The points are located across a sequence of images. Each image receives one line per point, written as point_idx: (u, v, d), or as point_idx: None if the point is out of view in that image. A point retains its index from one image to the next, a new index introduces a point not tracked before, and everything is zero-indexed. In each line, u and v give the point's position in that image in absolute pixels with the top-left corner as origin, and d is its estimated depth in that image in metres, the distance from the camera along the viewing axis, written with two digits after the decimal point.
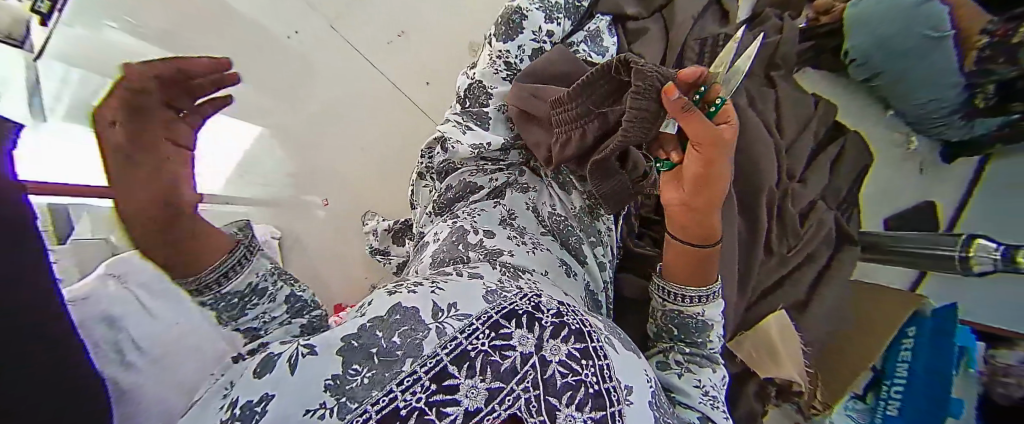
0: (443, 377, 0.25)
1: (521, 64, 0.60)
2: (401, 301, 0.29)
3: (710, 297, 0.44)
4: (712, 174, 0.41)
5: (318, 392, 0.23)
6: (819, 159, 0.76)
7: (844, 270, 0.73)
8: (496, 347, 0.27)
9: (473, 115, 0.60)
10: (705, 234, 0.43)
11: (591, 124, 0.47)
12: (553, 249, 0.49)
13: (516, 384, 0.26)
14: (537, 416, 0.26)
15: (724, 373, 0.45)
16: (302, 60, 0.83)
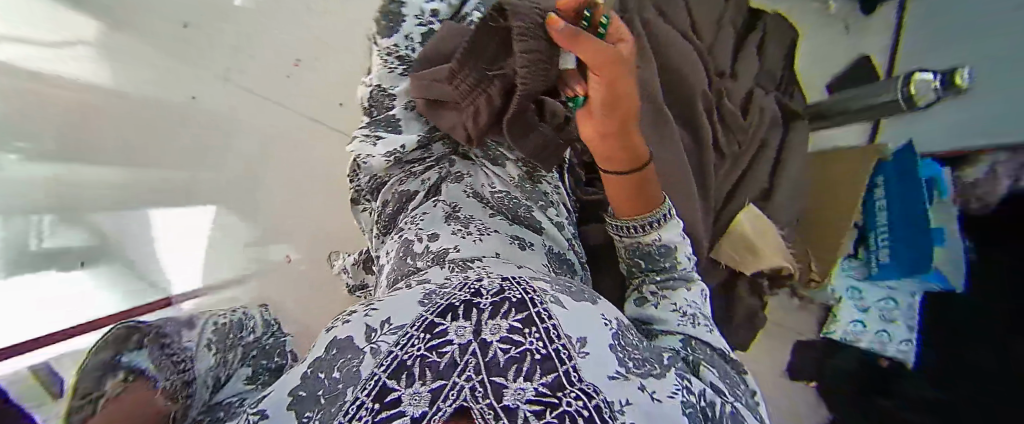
0: (383, 393, 0.23)
1: (412, 54, 0.62)
2: (337, 335, 0.30)
3: (663, 220, 0.45)
4: (621, 96, 0.39)
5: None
6: (746, 49, 0.77)
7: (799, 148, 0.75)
8: (432, 347, 0.25)
9: (384, 120, 0.63)
10: (632, 155, 0.43)
11: (492, 87, 0.48)
12: (502, 229, 0.50)
13: (457, 376, 0.23)
14: (483, 400, 0.22)
15: (703, 288, 0.45)
16: (229, 120, 0.97)
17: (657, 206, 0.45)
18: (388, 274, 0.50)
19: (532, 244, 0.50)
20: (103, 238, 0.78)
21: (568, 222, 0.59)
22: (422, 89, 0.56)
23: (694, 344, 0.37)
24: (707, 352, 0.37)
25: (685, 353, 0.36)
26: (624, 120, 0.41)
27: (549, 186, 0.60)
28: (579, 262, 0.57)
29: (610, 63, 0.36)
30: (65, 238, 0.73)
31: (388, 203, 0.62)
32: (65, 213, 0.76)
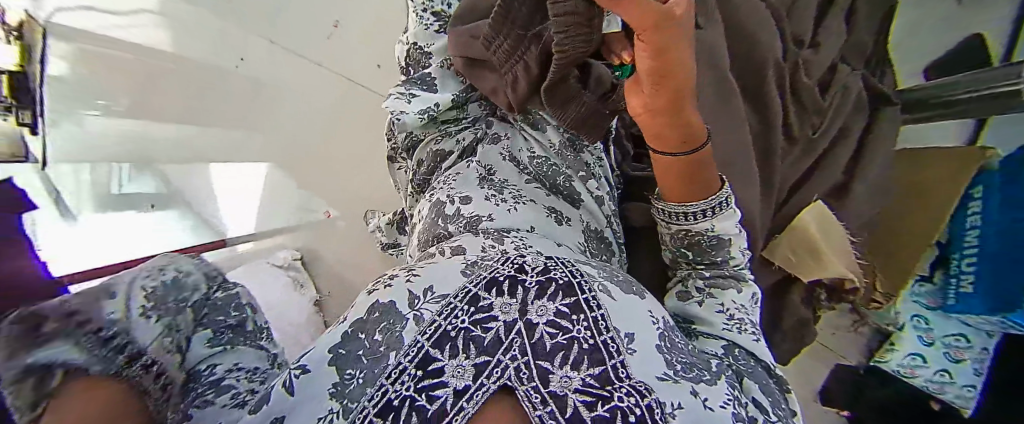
0: (428, 361, 0.24)
1: (447, 9, 0.60)
2: (379, 297, 0.29)
3: (719, 209, 0.41)
4: (670, 65, 0.33)
5: (324, 402, 0.24)
6: (835, 13, 0.66)
7: (887, 139, 0.66)
8: (477, 321, 0.25)
9: (419, 79, 0.60)
10: (685, 133, 0.38)
11: (529, 53, 0.45)
12: (538, 199, 0.48)
13: (503, 354, 0.24)
14: (528, 383, 0.23)
15: (755, 290, 0.42)
16: (253, 80, 0.98)
17: (713, 191, 0.40)
18: (420, 240, 0.48)
19: (569, 218, 0.48)
20: (171, 187, 0.86)
21: (609, 197, 0.55)
22: (461, 46, 0.52)
23: (736, 351, 0.35)
24: (751, 364, 0.35)
25: (727, 360, 0.34)
26: (672, 94, 0.35)
27: (591, 157, 0.54)
28: (616, 239, 0.53)
29: (655, 27, 0.30)
30: (139, 184, 0.84)
31: (422, 164, 0.60)
32: (140, 162, 0.85)
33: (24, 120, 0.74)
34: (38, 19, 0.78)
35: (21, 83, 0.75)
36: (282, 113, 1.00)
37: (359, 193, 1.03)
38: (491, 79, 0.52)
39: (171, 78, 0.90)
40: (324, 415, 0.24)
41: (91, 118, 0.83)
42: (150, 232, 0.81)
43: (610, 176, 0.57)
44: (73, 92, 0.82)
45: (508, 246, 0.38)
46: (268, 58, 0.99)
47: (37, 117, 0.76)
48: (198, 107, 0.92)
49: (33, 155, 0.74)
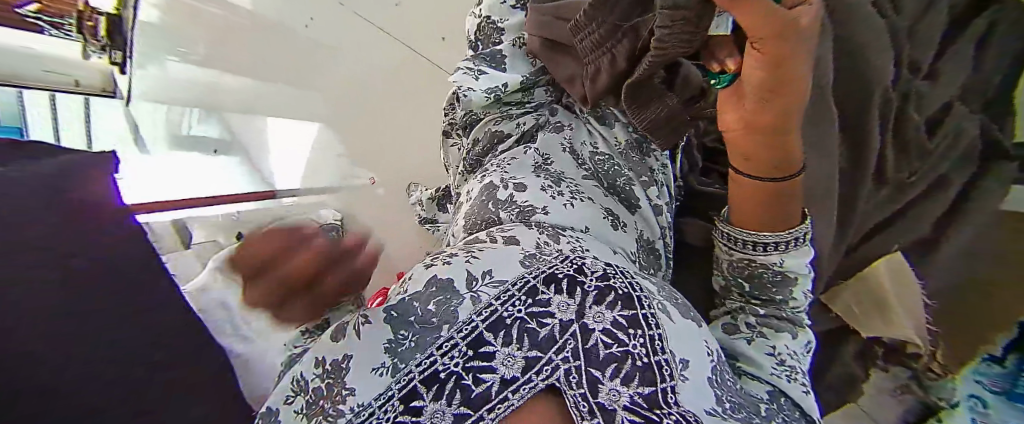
0: (480, 343, 0.24)
1: None
2: (437, 273, 0.29)
3: (789, 245, 0.39)
4: (782, 79, 0.32)
5: (378, 355, 0.25)
6: (957, 47, 0.60)
7: (991, 198, 0.60)
8: (533, 314, 0.26)
9: (487, 55, 0.61)
10: (779, 158, 0.37)
11: (620, 47, 0.42)
12: (596, 198, 0.46)
13: (554, 354, 0.24)
14: (576, 388, 0.23)
15: (810, 339, 0.40)
16: (317, 42, 1.06)
17: (792, 225, 0.39)
18: (465, 223, 0.47)
19: (624, 223, 0.46)
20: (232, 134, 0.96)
21: (667, 208, 0.54)
22: (543, 26, 0.52)
23: (781, 400, 0.34)
24: (793, 415, 0.34)
25: (772, 407, 0.33)
26: (776, 111, 0.35)
27: (656, 163, 0.54)
28: (666, 252, 0.52)
29: (779, 37, 0.29)
30: (205, 129, 0.96)
31: (478, 143, 0.60)
32: (207, 106, 1.00)
33: (112, 60, 0.98)
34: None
35: (116, 26, 0.96)
36: (340, 73, 1.06)
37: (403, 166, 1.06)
38: (570, 67, 0.51)
39: (240, 36, 1.05)
40: (378, 367, 0.24)
41: (171, 63, 1.03)
42: (211, 171, 0.87)
43: (673, 185, 0.56)
44: (164, 41, 1.03)
45: (564, 246, 0.37)
46: (335, 21, 1.07)
47: (126, 59, 1.00)
48: (257, 64, 1.04)
49: (120, 94, 0.96)
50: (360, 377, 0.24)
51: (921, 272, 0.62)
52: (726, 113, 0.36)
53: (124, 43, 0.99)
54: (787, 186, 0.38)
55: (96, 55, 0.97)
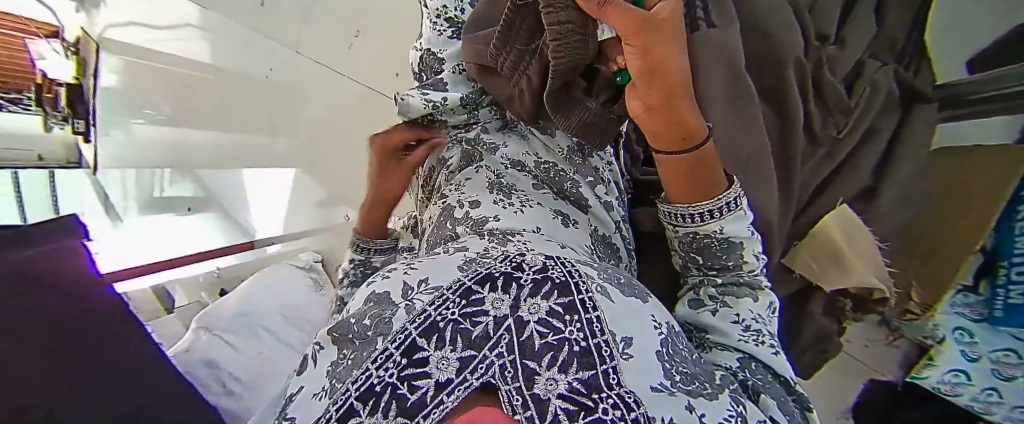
0: (413, 350, 0.24)
1: (462, 15, 0.60)
2: (377, 288, 0.31)
3: (726, 210, 0.40)
4: (664, 62, 0.33)
5: (322, 381, 0.27)
6: (859, 9, 0.64)
7: (915, 138, 0.63)
8: (466, 315, 0.26)
9: (430, 84, 0.60)
10: (681, 129, 0.38)
11: (532, 66, 0.44)
12: (544, 203, 0.47)
13: (489, 350, 0.24)
14: (512, 382, 0.23)
15: (771, 300, 0.41)
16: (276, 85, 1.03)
17: (719, 192, 0.40)
18: (428, 240, 0.49)
19: (577, 221, 0.47)
20: (207, 190, 0.98)
21: (618, 203, 0.56)
22: (476, 54, 0.51)
23: (752, 365, 0.35)
24: (766, 377, 0.34)
25: (742, 373, 0.34)
26: (671, 91, 0.35)
27: (599, 162, 0.56)
28: (626, 247, 0.53)
29: (638, 27, 0.30)
30: (178, 188, 0.95)
31: (435, 166, 0.62)
32: (180, 165, 0.95)
33: (79, 128, 0.83)
34: (92, 34, 0.84)
35: (78, 96, 0.82)
36: (305, 117, 1.07)
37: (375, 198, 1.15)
38: (506, 87, 0.52)
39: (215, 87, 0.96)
40: (319, 389, 0.27)
41: (138, 125, 0.90)
42: (192, 231, 0.95)
43: (620, 181, 0.59)
44: (119, 101, 0.88)
45: (510, 248, 0.37)
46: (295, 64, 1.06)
47: (92, 125, 0.85)
48: (233, 110, 0.99)
49: (85, 160, 0.84)
50: (308, 406, 0.26)
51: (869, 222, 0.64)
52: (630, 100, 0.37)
53: (87, 112, 0.84)
54: (700, 155, 0.39)
55: (55, 126, 0.80)
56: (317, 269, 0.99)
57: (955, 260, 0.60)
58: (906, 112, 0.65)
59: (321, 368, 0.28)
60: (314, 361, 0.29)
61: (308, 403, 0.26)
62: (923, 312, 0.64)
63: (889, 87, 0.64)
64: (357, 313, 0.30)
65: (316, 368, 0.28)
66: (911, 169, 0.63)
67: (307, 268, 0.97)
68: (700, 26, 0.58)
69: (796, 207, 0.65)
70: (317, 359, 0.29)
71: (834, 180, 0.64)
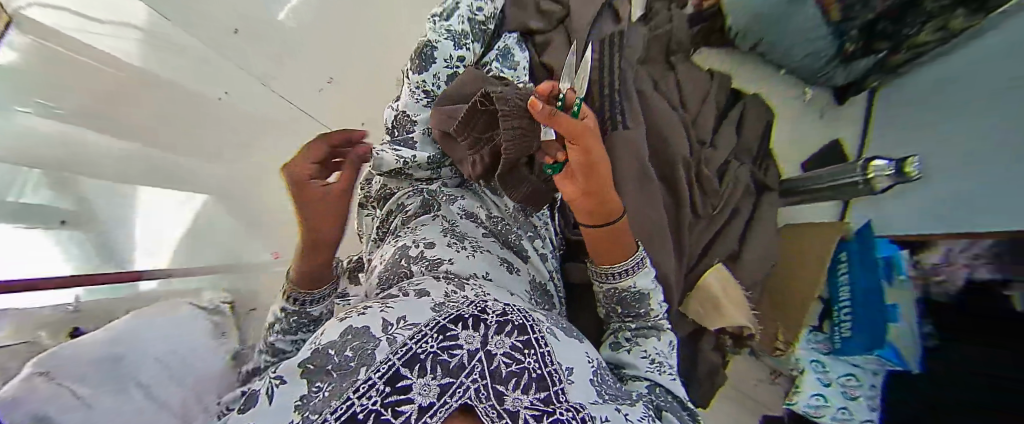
0: (398, 380, 0.30)
1: (437, 89, 0.76)
2: (351, 323, 0.38)
3: (635, 268, 0.52)
4: (595, 160, 0.45)
5: (288, 415, 0.31)
6: (724, 126, 0.90)
7: (767, 217, 0.85)
8: (444, 348, 0.34)
9: (400, 140, 0.73)
10: (608, 209, 0.50)
11: (484, 151, 0.56)
12: (492, 249, 0.58)
13: (465, 378, 0.31)
14: (487, 400, 0.30)
15: (671, 339, 0.53)
16: (239, 113, 1.14)
17: (629, 255, 0.52)
18: (379, 278, 0.55)
19: (518, 268, 0.59)
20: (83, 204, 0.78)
21: (551, 256, 0.68)
22: (441, 121, 0.64)
23: (657, 389, 0.46)
24: (665, 399, 0.46)
25: (650, 397, 0.45)
26: (599, 181, 0.48)
27: (540, 221, 0.68)
28: (556, 292, 0.65)
29: (580, 134, 0.42)
30: (41, 196, 0.71)
31: (392, 212, 0.70)
32: (50, 168, 0.75)
33: None
34: (6, 6, 0.76)
35: None
36: (262, 150, 1.17)
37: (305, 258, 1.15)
38: (461, 151, 0.63)
39: (145, 92, 0.96)
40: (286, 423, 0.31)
41: (20, 113, 0.73)
42: (32, 251, 0.66)
43: (554, 238, 0.71)
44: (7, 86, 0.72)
45: (469, 292, 0.46)
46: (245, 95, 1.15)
47: None
48: (186, 128, 1.02)
49: None
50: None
51: (742, 277, 0.81)
52: (568, 187, 0.49)
53: None
54: (617, 228, 0.51)
55: None
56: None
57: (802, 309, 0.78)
58: (760, 197, 0.87)
59: (287, 399, 0.33)
60: (270, 397, 0.33)
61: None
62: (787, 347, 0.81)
63: (747, 178, 0.86)
64: (329, 345, 0.36)
65: (278, 401, 0.32)
66: (767, 237, 0.83)
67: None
68: (617, 126, 0.76)
69: (690, 263, 0.80)
70: (274, 394, 0.33)
71: (717, 240, 0.82)
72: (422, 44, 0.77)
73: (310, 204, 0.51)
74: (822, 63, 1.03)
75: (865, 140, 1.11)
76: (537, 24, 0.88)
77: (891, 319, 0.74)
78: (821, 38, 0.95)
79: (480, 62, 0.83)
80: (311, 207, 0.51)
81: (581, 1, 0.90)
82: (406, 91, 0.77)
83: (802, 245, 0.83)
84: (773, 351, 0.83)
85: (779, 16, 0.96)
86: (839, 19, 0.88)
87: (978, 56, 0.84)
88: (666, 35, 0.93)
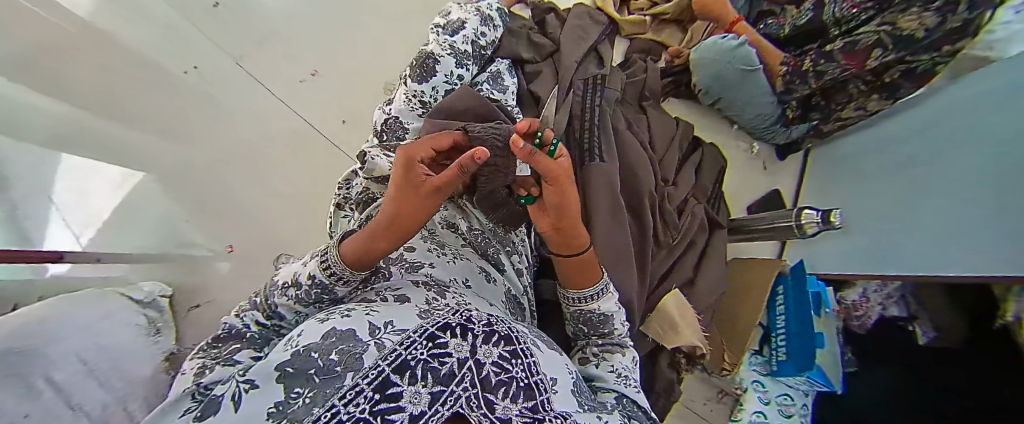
0: (387, 386, 0.32)
1: (434, 101, 0.86)
2: (335, 326, 0.41)
3: (597, 295, 0.58)
4: (566, 198, 0.50)
5: (261, 420, 0.31)
6: (686, 168, 1.02)
7: (718, 250, 0.96)
8: (434, 356, 0.35)
9: (393, 147, 0.78)
10: (575, 241, 0.55)
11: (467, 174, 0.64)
12: (472, 258, 0.63)
13: (455, 385, 0.34)
14: (478, 409, 0.33)
15: (633, 355, 0.59)
16: (206, 93, 1.21)
17: (594, 282, 0.58)
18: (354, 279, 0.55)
19: (495, 279, 0.64)
20: None
21: (526, 269, 0.74)
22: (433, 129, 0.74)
23: (626, 401, 0.50)
24: (634, 409, 0.50)
25: (619, 406, 0.49)
26: (569, 216, 0.53)
27: (517, 238, 0.74)
28: (528, 304, 0.71)
29: (553, 174, 0.48)
30: None
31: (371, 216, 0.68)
32: None
33: None
34: None
35: None
36: (234, 146, 1.20)
37: (256, 261, 1.14)
38: None
39: (178, 103, 1.19)
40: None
41: None
42: None
43: (529, 254, 0.77)
44: None
45: (450, 300, 0.50)
46: (218, 72, 1.24)
47: None
48: (189, 122, 1.18)
49: None
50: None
51: (694, 301, 0.90)
52: (540, 219, 0.55)
53: None
54: (581, 258, 0.56)
55: None
56: (156, 305, 0.97)
57: (744, 332, 0.88)
58: (711, 234, 0.98)
59: (256, 404, 0.33)
60: (237, 405, 0.33)
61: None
62: (733, 368, 0.89)
63: (702, 214, 0.96)
64: (306, 346, 0.38)
65: (249, 403, 0.33)
66: (718, 267, 0.94)
67: (146, 303, 0.95)
68: (595, 160, 0.86)
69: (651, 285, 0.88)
70: (242, 402, 0.33)
71: (675, 267, 0.91)
72: (423, 56, 0.86)
73: (413, 189, 0.49)
74: (768, 123, 1.18)
75: (800, 191, 1.31)
76: (529, 55, 1.06)
77: (818, 344, 0.85)
78: (766, 101, 1.11)
79: (474, 83, 0.94)
80: (412, 194, 0.49)
81: (571, 45, 1.07)
82: (400, 98, 0.86)
83: (744, 278, 0.94)
84: (719, 372, 0.90)
85: (734, 78, 1.09)
86: (782, 89, 1.06)
87: (906, 127, 1.05)
88: (641, 84, 1.09)
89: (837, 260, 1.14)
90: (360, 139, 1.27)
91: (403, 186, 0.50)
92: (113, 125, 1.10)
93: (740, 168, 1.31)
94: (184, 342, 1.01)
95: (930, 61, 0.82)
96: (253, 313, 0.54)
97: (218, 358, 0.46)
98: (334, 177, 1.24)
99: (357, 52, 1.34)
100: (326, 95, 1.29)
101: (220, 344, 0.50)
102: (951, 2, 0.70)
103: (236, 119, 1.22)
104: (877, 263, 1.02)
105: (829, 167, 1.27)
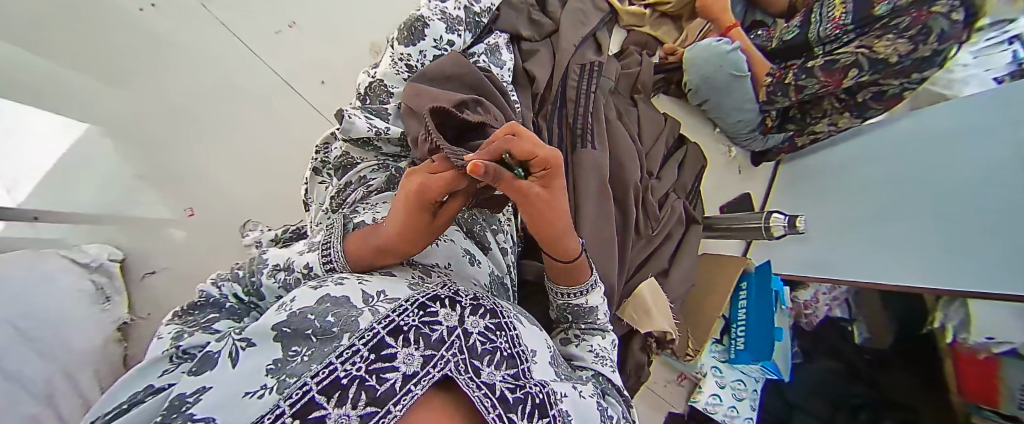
0: (380, 348, 0.30)
1: (419, 66, 0.83)
2: (328, 292, 0.37)
3: (589, 289, 0.59)
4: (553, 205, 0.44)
5: (260, 377, 0.29)
6: (669, 164, 1.06)
7: (691, 246, 1.00)
8: (425, 322, 0.34)
9: (373, 109, 0.76)
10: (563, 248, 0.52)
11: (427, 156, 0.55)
12: (457, 240, 0.60)
13: (446, 351, 0.33)
14: (468, 373, 0.32)
15: (613, 338, 0.62)
16: (160, 32, 1.11)
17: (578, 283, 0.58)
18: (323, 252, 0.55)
19: (480, 260, 0.62)
20: None
21: (511, 250, 0.74)
22: (414, 97, 0.73)
23: (600, 378, 0.55)
24: (607, 386, 0.54)
25: (597, 382, 0.53)
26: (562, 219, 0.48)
27: (503, 219, 0.74)
28: (510, 285, 0.72)
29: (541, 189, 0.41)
30: None
31: (352, 183, 0.69)
32: None
33: None
34: None
35: None
36: (196, 95, 1.11)
37: (218, 229, 1.07)
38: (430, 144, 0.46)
39: (126, 38, 1.08)
40: (257, 388, 0.28)
41: None
42: None
43: (515, 236, 0.78)
44: None
45: (435, 279, 0.49)
46: (178, 10, 1.13)
47: None
48: (142, 64, 1.08)
49: None
50: (226, 402, 0.26)
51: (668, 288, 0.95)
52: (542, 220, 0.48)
53: None
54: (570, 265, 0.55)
55: None
56: (105, 270, 0.91)
57: (710, 320, 0.96)
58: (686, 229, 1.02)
59: (254, 362, 0.30)
60: (234, 361, 0.30)
61: (251, 381, 0.28)
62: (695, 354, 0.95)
63: (680, 209, 1.00)
64: (303, 310, 0.35)
65: (248, 361, 0.31)
66: (688, 261, 0.99)
67: (94, 267, 0.89)
68: (587, 147, 0.87)
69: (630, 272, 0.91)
70: (240, 358, 0.31)
71: (652, 256, 0.95)
72: (413, 19, 0.83)
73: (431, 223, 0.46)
74: (749, 130, 1.23)
75: (767, 198, 1.38)
76: (528, 34, 1.04)
77: (774, 338, 0.94)
78: (750, 110, 1.16)
79: (468, 52, 0.92)
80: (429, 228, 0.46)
81: (570, 27, 1.07)
82: (387, 60, 0.83)
83: (712, 274, 1.01)
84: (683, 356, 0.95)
85: (723, 83, 1.13)
86: (765, 99, 1.11)
87: (873, 145, 1.14)
88: (633, 77, 1.11)
89: (795, 265, 1.22)
90: (338, 101, 1.21)
91: (421, 221, 0.45)
92: (46, 63, 1.01)
93: (717, 172, 1.36)
94: (135, 310, 0.96)
95: (900, 86, 0.89)
96: (232, 284, 0.50)
97: (197, 325, 0.44)
98: (308, 140, 1.17)
99: (342, 5, 1.25)
100: (305, 49, 1.21)
101: (194, 312, 0.49)
102: (923, 33, 0.77)
103: (200, 64, 1.12)
104: (830, 270, 1.11)
105: (798, 178, 1.35)
